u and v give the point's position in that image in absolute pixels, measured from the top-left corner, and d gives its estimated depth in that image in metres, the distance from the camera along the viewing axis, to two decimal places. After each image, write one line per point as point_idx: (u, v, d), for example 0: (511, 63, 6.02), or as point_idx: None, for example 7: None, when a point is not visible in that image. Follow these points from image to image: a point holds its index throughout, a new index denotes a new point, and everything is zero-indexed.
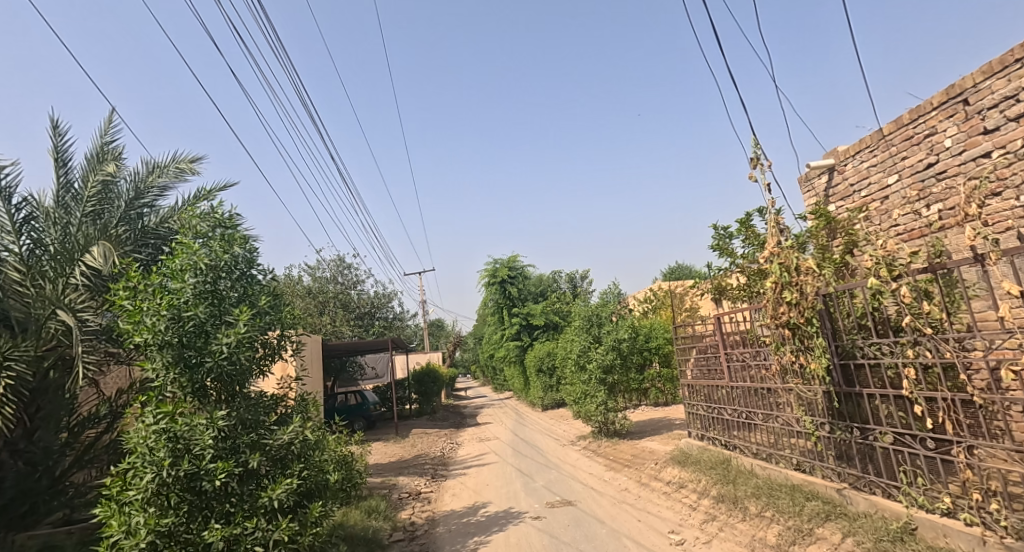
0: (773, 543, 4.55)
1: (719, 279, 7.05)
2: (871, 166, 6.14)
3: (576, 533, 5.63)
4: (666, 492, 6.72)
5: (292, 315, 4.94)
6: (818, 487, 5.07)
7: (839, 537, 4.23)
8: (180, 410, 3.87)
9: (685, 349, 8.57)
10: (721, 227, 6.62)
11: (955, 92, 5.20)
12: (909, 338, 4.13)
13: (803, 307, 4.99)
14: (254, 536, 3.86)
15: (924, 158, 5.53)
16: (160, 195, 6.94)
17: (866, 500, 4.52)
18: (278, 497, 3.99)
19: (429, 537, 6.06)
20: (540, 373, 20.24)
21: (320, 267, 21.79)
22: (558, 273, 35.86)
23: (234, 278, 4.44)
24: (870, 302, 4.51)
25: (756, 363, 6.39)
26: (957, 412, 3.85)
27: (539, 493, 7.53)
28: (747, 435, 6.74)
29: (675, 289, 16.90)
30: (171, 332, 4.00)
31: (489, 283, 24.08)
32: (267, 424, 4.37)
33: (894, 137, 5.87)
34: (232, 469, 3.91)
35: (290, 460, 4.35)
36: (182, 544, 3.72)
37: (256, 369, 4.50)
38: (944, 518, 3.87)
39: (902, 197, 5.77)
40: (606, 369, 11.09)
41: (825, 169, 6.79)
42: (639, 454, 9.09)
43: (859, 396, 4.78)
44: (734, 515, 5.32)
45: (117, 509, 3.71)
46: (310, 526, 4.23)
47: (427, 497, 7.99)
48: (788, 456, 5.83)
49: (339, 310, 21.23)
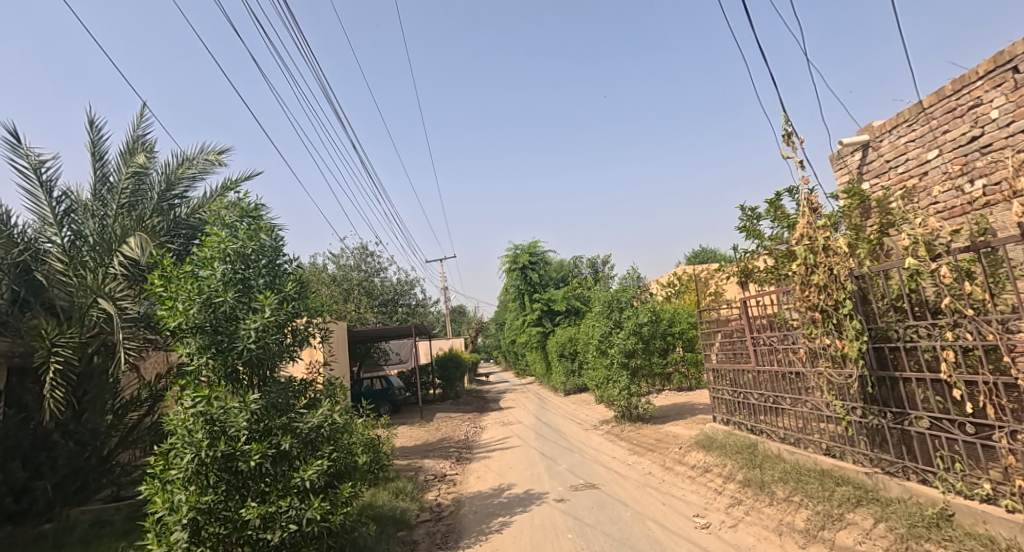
0: (801, 527, 4.52)
1: (745, 262, 6.90)
2: (909, 141, 5.92)
3: (600, 515, 5.67)
4: (691, 476, 6.70)
5: (318, 302, 5.04)
6: (848, 473, 4.97)
7: (871, 522, 4.17)
8: (216, 394, 3.96)
9: (709, 333, 8.47)
10: (749, 208, 6.47)
11: (1004, 60, 4.93)
12: (949, 320, 4.00)
13: (834, 290, 4.88)
14: (288, 514, 3.96)
15: (968, 131, 5.29)
16: (190, 186, 7.06)
17: (899, 486, 4.43)
18: (309, 477, 4.09)
19: (455, 517, 6.17)
20: (562, 358, 20.25)
21: (344, 254, 22.05)
22: (580, 258, 35.79)
23: (262, 265, 4.52)
24: (906, 284, 4.39)
25: (784, 347, 6.27)
26: (998, 396, 3.71)
27: (563, 476, 7.60)
28: (774, 419, 6.65)
29: (699, 273, 16.64)
30: (203, 317, 4.11)
31: (510, 270, 24.06)
32: (297, 408, 4.48)
33: (935, 110, 5.62)
34: (266, 450, 4.02)
35: (319, 442, 4.45)
36: (222, 520, 3.86)
37: (286, 354, 4.57)
38: (984, 504, 3.75)
39: (943, 172, 5.55)
40: (628, 353, 11.03)
41: (859, 146, 6.57)
42: (662, 438, 9.06)
43: (895, 379, 4.66)
44: (761, 500, 5.29)
45: (161, 487, 3.85)
46: (341, 506, 4.32)
47: (452, 479, 8.12)
48: (817, 441, 5.74)
49: (362, 297, 21.56)
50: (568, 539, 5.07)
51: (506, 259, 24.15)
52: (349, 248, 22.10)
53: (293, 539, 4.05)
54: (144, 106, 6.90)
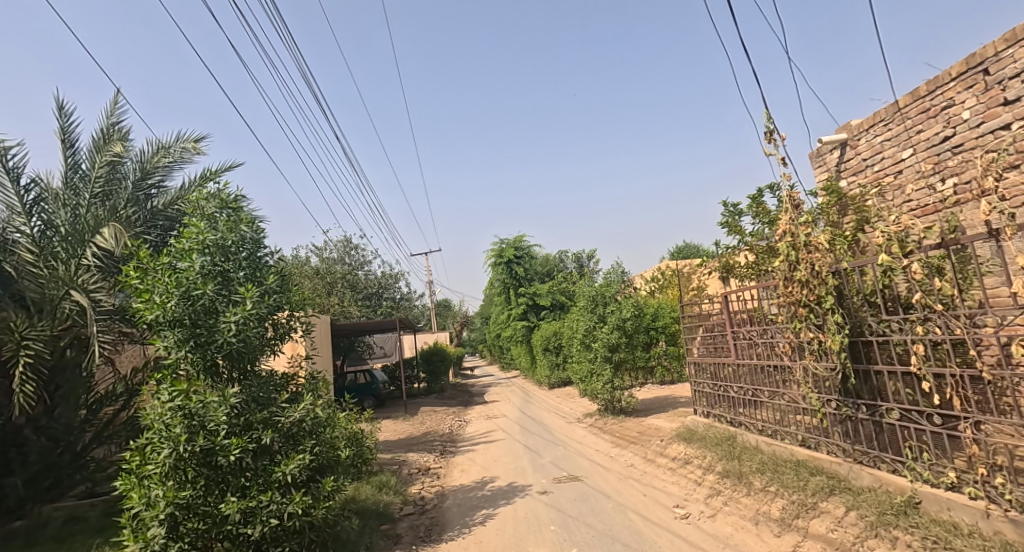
0: (776, 516, 4.64)
1: (726, 258, 7.01)
2: (886, 140, 6.04)
3: (582, 507, 5.74)
4: (672, 468, 6.81)
5: (301, 296, 5.00)
6: (822, 463, 5.10)
7: (843, 510, 4.29)
8: (195, 388, 3.92)
9: (691, 327, 8.59)
10: (731, 204, 6.57)
11: (976, 62, 5.06)
12: (919, 315, 4.11)
13: (813, 285, 4.98)
14: (269, 509, 3.95)
15: (941, 131, 5.42)
16: (166, 176, 6.97)
17: (870, 475, 4.55)
18: (290, 472, 4.08)
19: (438, 511, 6.20)
20: (547, 351, 20.36)
21: (327, 247, 21.82)
22: (565, 253, 35.92)
23: (243, 257, 4.47)
24: (880, 279, 4.50)
25: (764, 342, 6.39)
26: (965, 388, 3.82)
27: (547, 469, 7.67)
28: (753, 412, 6.79)
29: (682, 268, 16.83)
30: (181, 310, 4.04)
31: (496, 264, 24.07)
32: (279, 402, 4.43)
33: (910, 110, 5.74)
34: (247, 444, 4.00)
35: (301, 436, 4.43)
36: (201, 516, 3.81)
37: (266, 347, 4.55)
38: (948, 492, 3.88)
39: (917, 171, 5.68)
40: (612, 347, 11.13)
41: (838, 144, 6.70)
42: (644, 431, 9.19)
43: (868, 372, 4.79)
44: (739, 490, 5.40)
45: (138, 482, 3.79)
46: (323, 500, 4.32)
47: (436, 473, 8.14)
48: (793, 432, 5.87)
49: (346, 290, 21.39)
50: (550, 530, 5.13)
51: (491, 253, 24.13)
52: (332, 241, 21.88)
53: (275, 534, 4.06)
54: (117, 92, 6.75)
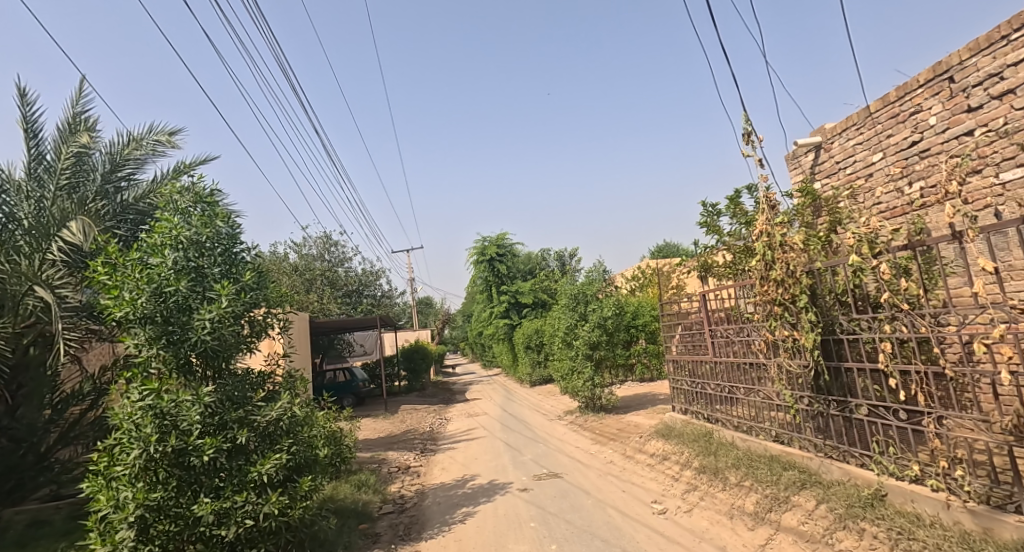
0: (750, 510, 4.76)
1: (705, 257, 7.14)
2: (857, 144, 6.21)
3: (562, 503, 5.80)
4: (650, 464, 6.91)
5: (279, 293, 4.96)
6: (795, 458, 5.24)
7: (814, 503, 4.41)
8: (166, 387, 3.87)
9: (671, 325, 8.71)
10: (710, 204, 6.68)
11: (941, 70, 5.23)
12: (887, 314, 4.25)
13: (787, 284, 5.11)
14: (244, 509, 3.91)
15: (909, 136, 5.59)
16: (138, 168, 6.82)
17: (840, 469, 4.69)
18: (267, 471, 4.04)
19: (418, 509, 6.19)
20: (529, 349, 20.43)
21: (306, 243, 21.55)
22: (547, 251, 36.06)
23: (218, 253, 4.41)
24: (851, 279, 4.62)
25: (740, 340, 6.51)
26: (929, 384, 3.95)
27: (527, 466, 7.71)
28: (729, 408, 6.92)
29: (662, 267, 17.03)
30: (152, 307, 3.96)
31: (478, 261, 24.03)
32: (255, 401, 4.40)
33: (880, 115, 5.91)
34: (221, 444, 3.94)
35: (278, 436, 4.38)
36: (172, 518, 3.75)
37: (243, 346, 4.49)
38: (913, 484, 4.02)
39: (886, 174, 5.85)
40: (593, 345, 11.22)
41: (812, 147, 6.86)
42: (624, 428, 9.30)
43: (839, 369, 4.93)
44: (715, 485, 5.51)
45: (105, 484, 3.71)
46: (300, 500, 4.28)
47: (416, 471, 8.13)
48: (768, 428, 6.01)
49: (326, 287, 21.15)
50: (530, 527, 5.17)
51: (474, 251, 24.08)
52: (312, 237, 21.62)
53: (250, 535, 4.01)
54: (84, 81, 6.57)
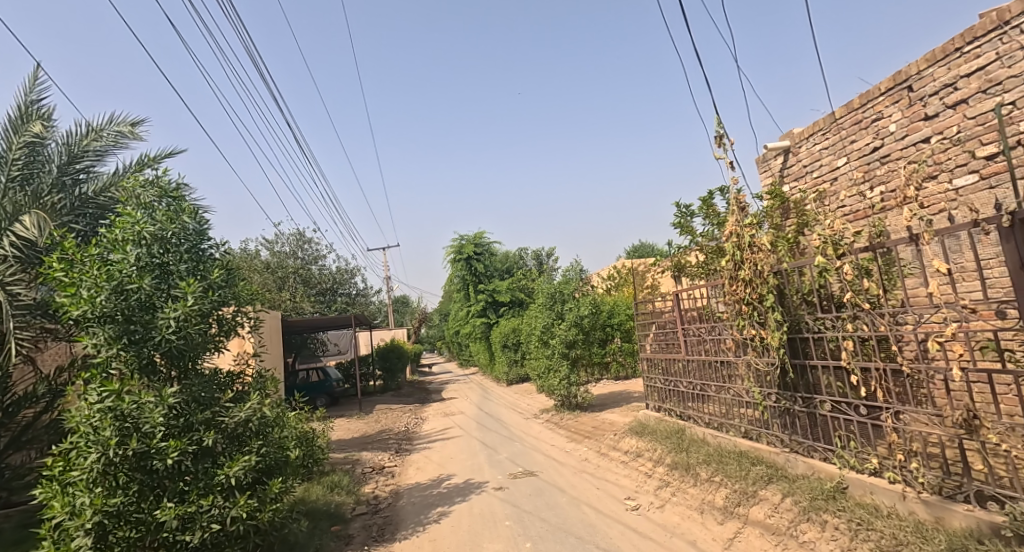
0: (720, 505, 4.88)
1: (678, 257, 7.28)
2: (823, 149, 6.40)
3: (538, 501, 5.84)
4: (624, 461, 7.01)
5: (249, 290, 4.84)
6: (762, 453, 5.39)
7: (779, 497, 4.55)
8: (127, 388, 3.76)
9: (645, 324, 8.84)
10: (684, 205, 6.82)
11: (901, 79, 5.44)
12: (850, 313, 4.40)
13: (755, 284, 5.26)
14: (210, 514, 3.84)
15: (871, 142, 5.80)
16: (98, 160, 6.57)
17: (804, 464, 4.84)
18: (235, 474, 3.97)
19: (393, 509, 6.16)
20: (505, 348, 20.47)
21: (279, 240, 21.17)
22: (525, 250, 36.14)
23: (184, 250, 4.32)
24: (816, 279, 4.76)
25: (711, 338, 6.65)
26: (887, 381, 4.12)
27: (503, 465, 7.74)
28: (701, 406, 7.06)
29: (638, 267, 17.25)
30: (113, 305, 3.86)
31: (455, 260, 23.93)
32: (222, 402, 4.31)
33: (844, 121, 6.11)
34: (186, 447, 3.86)
35: (247, 437, 4.34)
36: (133, 524, 3.67)
37: (210, 345, 4.42)
38: (872, 477, 4.17)
39: (850, 179, 6.06)
40: (569, 344, 11.31)
41: (781, 151, 7.05)
42: (599, 426, 9.40)
43: (804, 367, 5.08)
44: (686, 481, 5.62)
45: (60, 490, 3.61)
46: (270, 502, 4.22)
47: (391, 471, 8.08)
48: (737, 425, 6.16)
49: (299, 285, 20.81)
50: (505, 526, 5.20)
51: (451, 249, 23.98)
52: (284, 234, 21.25)
53: (216, 539, 3.94)
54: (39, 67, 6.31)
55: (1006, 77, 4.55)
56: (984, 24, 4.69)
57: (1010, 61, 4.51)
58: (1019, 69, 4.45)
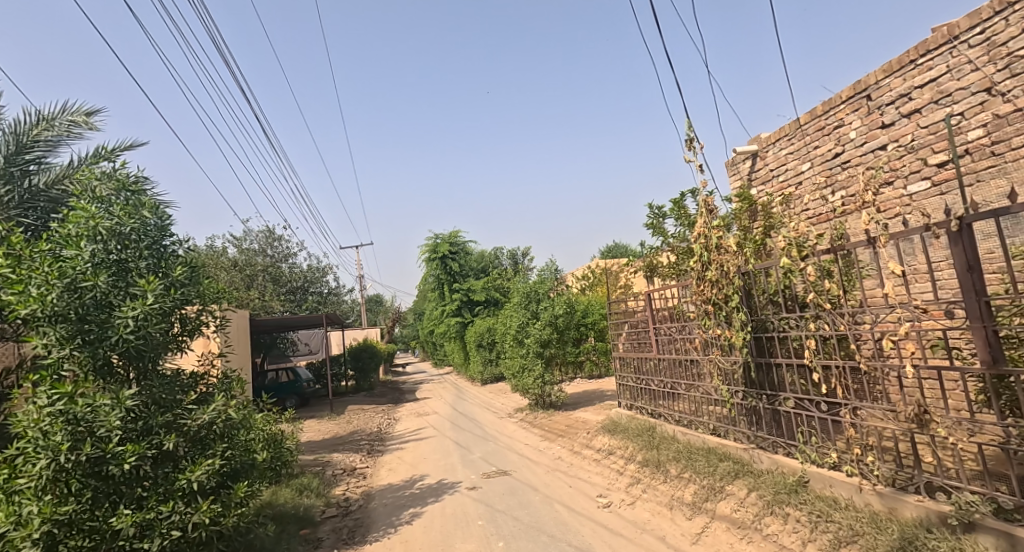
0: (689, 500, 4.99)
1: (650, 258, 7.42)
2: (789, 153, 6.60)
3: (511, 500, 5.87)
4: (597, 459, 7.10)
5: (215, 288, 4.80)
6: (729, 449, 5.54)
7: (745, 492, 4.68)
8: (81, 391, 3.64)
9: (618, 324, 8.96)
10: (656, 207, 6.94)
11: (860, 88, 5.65)
12: (812, 313, 4.56)
13: (722, 285, 5.42)
14: (171, 520, 3.75)
15: (833, 148, 6.01)
16: (50, 151, 6.25)
17: (768, 459, 5.00)
18: (197, 478, 3.90)
19: (364, 511, 6.10)
20: (480, 348, 20.46)
21: (247, 238, 20.67)
22: (500, 249, 36.17)
23: (144, 246, 4.22)
24: (782, 280, 4.90)
25: (682, 337, 6.78)
26: (846, 378, 4.28)
27: (476, 464, 7.75)
28: (671, 403, 7.20)
29: (612, 267, 17.47)
30: (65, 304, 3.70)
31: (430, 259, 23.79)
32: (185, 404, 4.22)
33: (808, 127, 6.31)
34: (144, 451, 3.77)
35: (211, 440, 4.26)
36: (86, 532, 3.53)
37: (173, 344, 4.33)
38: (832, 470, 4.33)
39: (813, 183, 6.26)
40: (544, 343, 11.37)
41: (749, 155, 7.23)
42: (572, 424, 9.49)
43: (770, 365, 5.24)
44: (656, 477, 5.73)
45: (5, 499, 3.41)
46: (235, 507, 4.15)
47: (362, 473, 7.99)
48: (706, 422, 6.30)
49: (268, 284, 20.37)
50: (478, 525, 5.22)
51: (426, 248, 23.82)
52: (253, 231, 20.76)
53: (176, 546, 3.86)
54: None
55: (955, 88, 4.77)
56: (936, 37, 4.91)
57: (959, 73, 4.74)
58: (968, 82, 4.68)
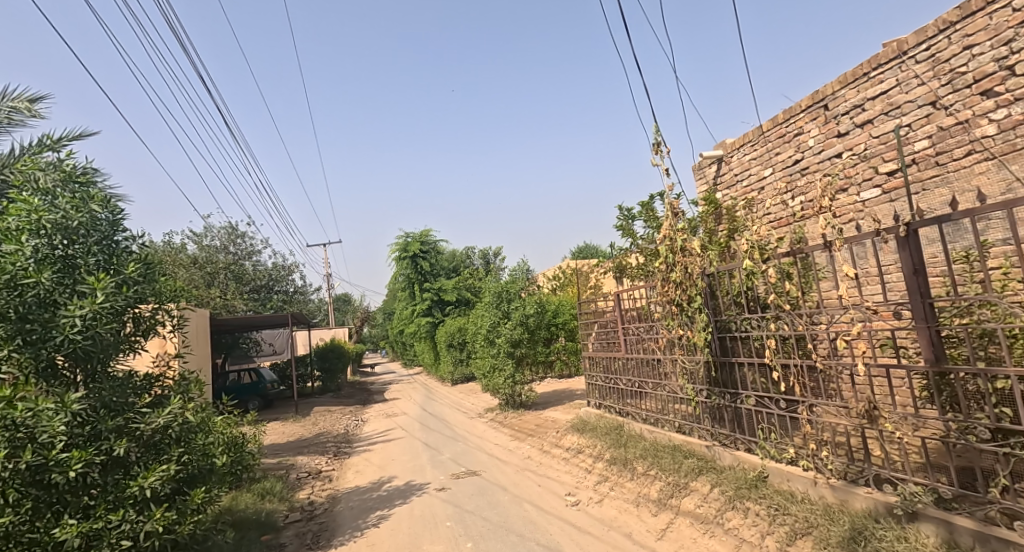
0: (654, 497, 5.09)
1: (620, 259, 7.55)
2: (752, 159, 6.80)
3: (479, 501, 5.87)
4: (565, 458, 7.17)
5: (172, 287, 4.70)
6: (694, 446, 5.68)
7: (708, 487, 4.80)
8: (21, 394, 3.41)
9: (588, 324, 9.06)
10: (626, 208, 7.06)
11: (818, 98, 5.87)
12: (773, 314, 4.72)
13: (686, 286, 5.60)
14: (121, 529, 3.62)
15: (793, 154, 6.22)
16: None
17: (730, 455, 5.15)
18: (150, 485, 3.76)
19: (329, 515, 6.01)
20: (451, 348, 20.36)
21: (208, 234, 20.07)
22: (472, 249, 36.09)
23: (94, 242, 4.06)
24: (744, 282, 5.04)
25: (649, 337, 6.91)
26: (804, 376, 4.44)
27: (445, 465, 7.72)
28: (639, 402, 7.33)
29: (582, 267, 17.64)
30: (4, 303, 3.56)
31: (400, 258, 23.55)
32: (137, 407, 4.07)
33: (770, 134, 6.52)
34: (92, 458, 3.59)
35: (166, 445, 4.12)
36: (25, 545, 3.36)
37: (126, 344, 4.18)
38: (789, 465, 4.49)
39: (774, 188, 6.48)
40: (514, 343, 11.41)
41: (715, 160, 7.43)
42: (542, 423, 9.55)
43: (732, 364, 5.38)
44: (624, 475, 5.83)
45: None
46: (190, 514, 4.03)
47: (328, 475, 7.87)
48: (672, 420, 6.44)
49: (230, 282, 19.80)
50: (446, 527, 5.21)
51: (396, 247, 23.58)
52: (214, 227, 20.16)
53: None
54: None
55: (904, 101, 5.01)
56: (887, 52, 5.15)
57: (907, 87, 4.98)
58: (915, 95, 4.92)
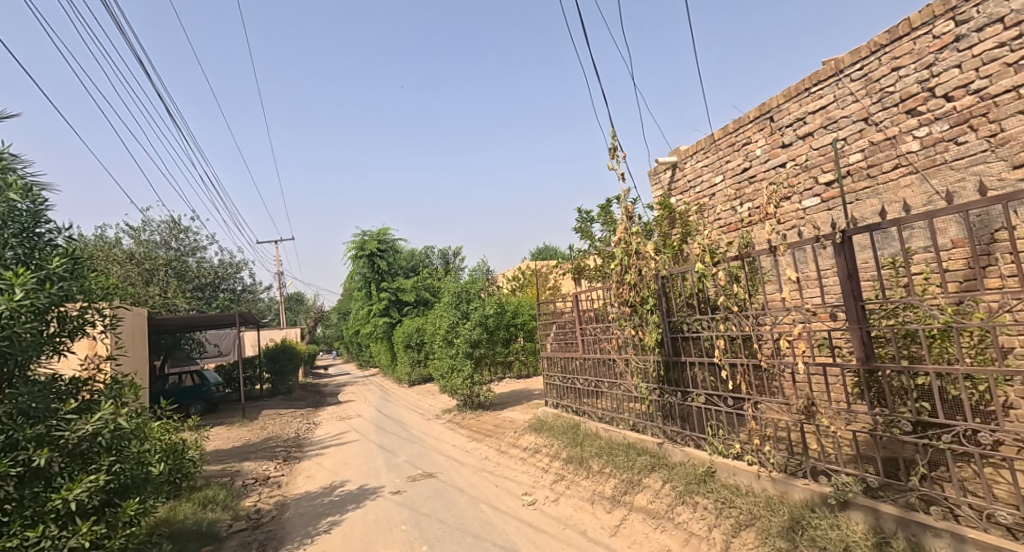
0: (609, 495, 5.15)
1: (577, 260, 7.62)
2: (704, 166, 7.00)
3: (435, 503, 5.79)
4: (522, 458, 7.17)
5: (102, 285, 4.42)
6: (647, 444, 5.78)
7: (660, 483, 4.90)
8: None
9: (546, 324, 9.11)
10: (584, 211, 7.13)
11: (764, 110, 6.09)
12: (722, 315, 4.86)
13: (640, 288, 5.74)
14: (41, 546, 3.35)
15: (742, 163, 6.43)
16: None
17: (681, 451, 5.27)
18: (76, 498, 3.51)
19: (276, 523, 5.79)
20: (408, 348, 20.07)
21: (148, 229, 19.05)
22: (431, 248, 35.73)
23: (12, 234, 3.74)
24: (695, 284, 5.17)
25: (605, 338, 7.00)
26: (750, 375, 4.58)
27: (400, 468, 7.58)
28: (595, 401, 7.41)
29: (541, 268, 17.74)
30: None
31: (356, 257, 23.05)
32: (62, 414, 3.78)
33: (721, 142, 6.72)
34: (8, 470, 3.32)
35: (95, 454, 3.86)
36: None
37: (49, 345, 3.87)
38: (735, 460, 4.63)
39: (725, 195, 6.68)
40: (473, 343, 11.34)
41: (670, 165, 7.60)
42: (499, 424, 9.52)
43: (683, 364, 5.51)
44: (579, 474, 5.87)
45: None
46: (122, 527, 3.79)
47: (276, 481, 7.59)
48: (626, 418, 6.54)
49: (172, 279, 18.84)
50: (400, 530, 5.10)
51: (352, 245, 23.06)
52: (155, 222, 19.15)
53: None
54: None
55: (840, 116, 5.26)
56: (826, 69, 5.40)
57: (843, 103, 5.23)
58: (850, 111, 5.18)
